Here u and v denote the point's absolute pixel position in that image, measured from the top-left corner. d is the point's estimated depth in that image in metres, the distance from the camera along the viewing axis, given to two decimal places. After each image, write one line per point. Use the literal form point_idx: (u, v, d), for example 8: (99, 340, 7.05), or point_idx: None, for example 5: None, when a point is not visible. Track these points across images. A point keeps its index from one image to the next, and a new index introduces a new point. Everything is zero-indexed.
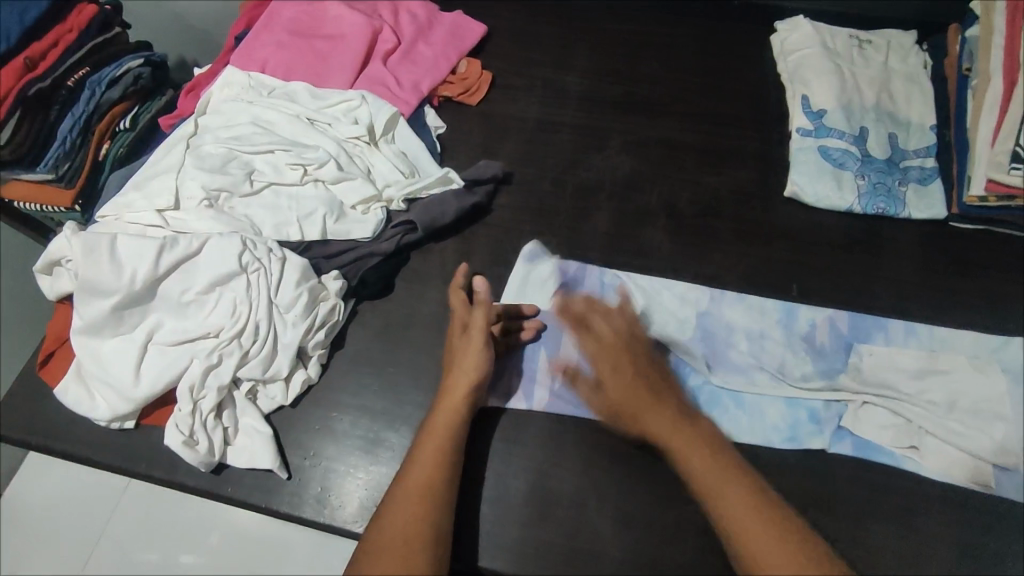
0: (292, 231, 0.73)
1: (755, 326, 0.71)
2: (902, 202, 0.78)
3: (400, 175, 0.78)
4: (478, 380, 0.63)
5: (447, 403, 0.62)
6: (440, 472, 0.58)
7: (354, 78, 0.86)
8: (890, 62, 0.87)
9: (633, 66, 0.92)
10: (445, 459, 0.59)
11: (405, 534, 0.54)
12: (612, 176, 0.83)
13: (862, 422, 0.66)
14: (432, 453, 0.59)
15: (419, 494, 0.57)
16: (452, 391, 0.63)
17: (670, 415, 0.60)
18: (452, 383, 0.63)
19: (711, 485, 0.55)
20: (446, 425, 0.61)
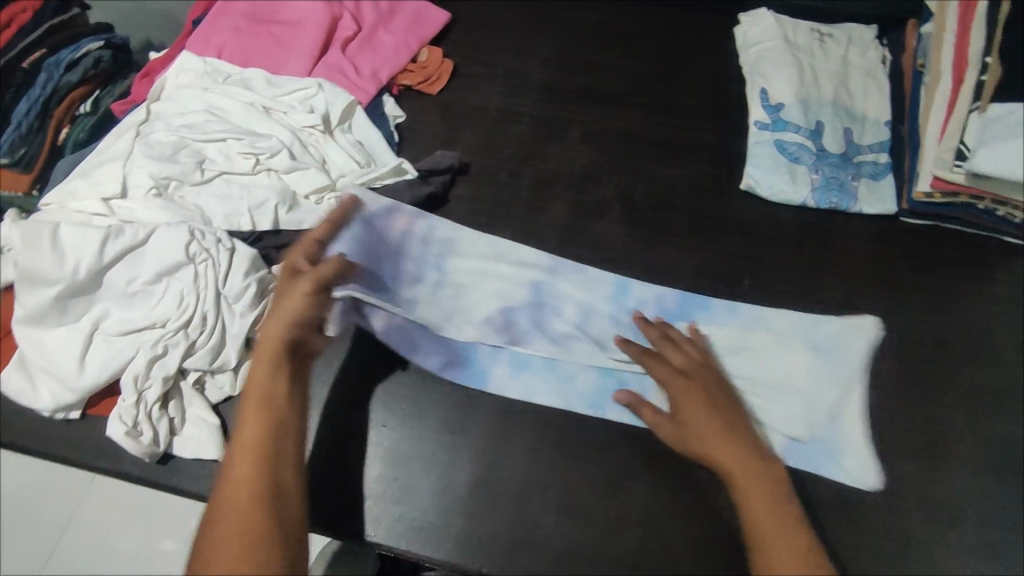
0: (243, 221, 0.72)
1: (621, 312, 0.73)
2: (854, 197, 0.78)
3: (356, 165, 0.78)
4: (287, 330, 0.60)
5: (269, 340, 0.60)
6: (266, 418, 0.56)
7: (311, 66, 0.85)
8: (850, 56, 0.88)
9: (595, 56, 0.92)
10: (267, 402, 0.56)
11: (249, 472, 0.53)
12: (569, 167, 0.83)
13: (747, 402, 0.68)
14: (257, 384, 0.57)
15: (253, 427, 0.55)
16: (266, 335, 0.60)
17: (739, 452, 0.58)
18: (269, 330, 0.60)
19: (770, 530, 0.54)
20: (265, 357, 0.59)
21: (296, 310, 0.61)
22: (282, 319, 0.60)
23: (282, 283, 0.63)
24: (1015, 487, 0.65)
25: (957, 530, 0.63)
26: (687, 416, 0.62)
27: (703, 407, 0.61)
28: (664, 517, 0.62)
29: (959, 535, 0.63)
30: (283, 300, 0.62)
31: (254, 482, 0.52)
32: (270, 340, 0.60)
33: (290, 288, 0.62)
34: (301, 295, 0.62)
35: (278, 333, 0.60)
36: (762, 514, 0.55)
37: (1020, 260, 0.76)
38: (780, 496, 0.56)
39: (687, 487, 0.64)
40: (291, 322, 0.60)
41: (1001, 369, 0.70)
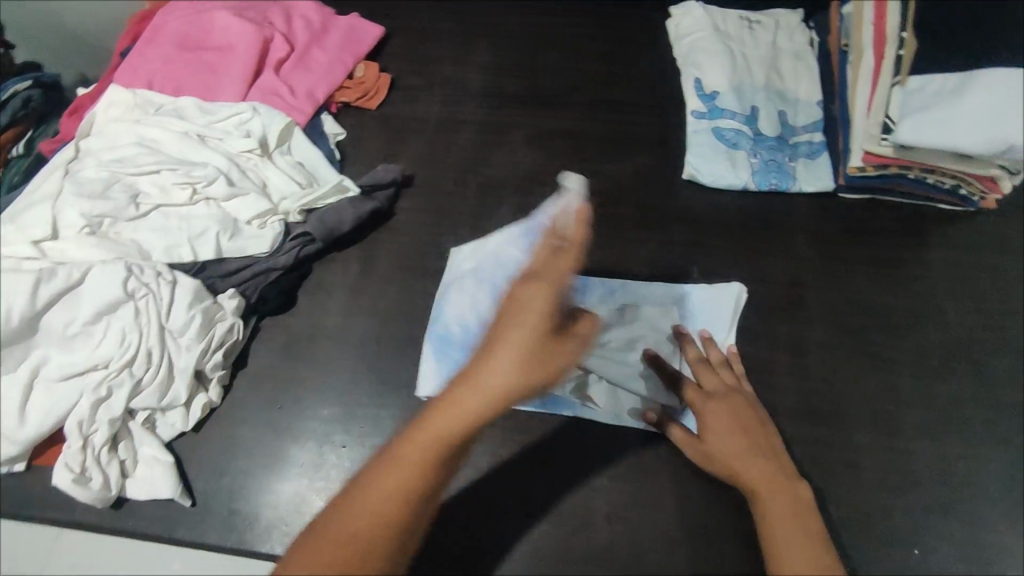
0: (184, 253, 0.71)
1: (494, 298, 0.72)
2: (793, 178, 0.80)
3: (297, 186, 0.77)
4: (518, 392, 0.46)
5: (464, 398, 0.46)
6: (431, 467, 0.46)
7: (245, 90, 0.84)
8: (778, 41, 0.90)
9: (532, 59, 0.92)
10: (426, 461, 0.46)
11: (363, 534, 0.44)
12: (513, 171, 0.83)
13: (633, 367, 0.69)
14: (446, 434, 0.46)
15: (418, 486, 0.46)
16: (478, 387, 0.46)
17: (769, 476, 0.56)
18: (492, 383, 0.46)
19: (792, 548, 0.51)
20: (463, 410, 0.46)
21: (517, 376, 0.46)
22: (514, 379, 0.45)
23: (509, 329, 0.47)
24: (969, 446, 0.66)
25: (912, 495, 0.64)
26: (713, 439, 0.60)
27: (735, 430, 0.60)
28: (626, 509, 0.64)
29: (913, 499, 0.64)
30: (485, 352, 0.47)
31: (357, 571, 0.43)
32: (489, 399, 0.46)
33: (546, 344, 0.47)
34: (548, 360, 0.47)
35: (510, 389, 0.46)
36: (788, 534, 0.52)
37: (955, 225, 0.78)
38: (812, 528, 0.53)
39: (649, 477, 0.65)
40: (519, 390, 0.46)
41: (945, 333, 0.72)
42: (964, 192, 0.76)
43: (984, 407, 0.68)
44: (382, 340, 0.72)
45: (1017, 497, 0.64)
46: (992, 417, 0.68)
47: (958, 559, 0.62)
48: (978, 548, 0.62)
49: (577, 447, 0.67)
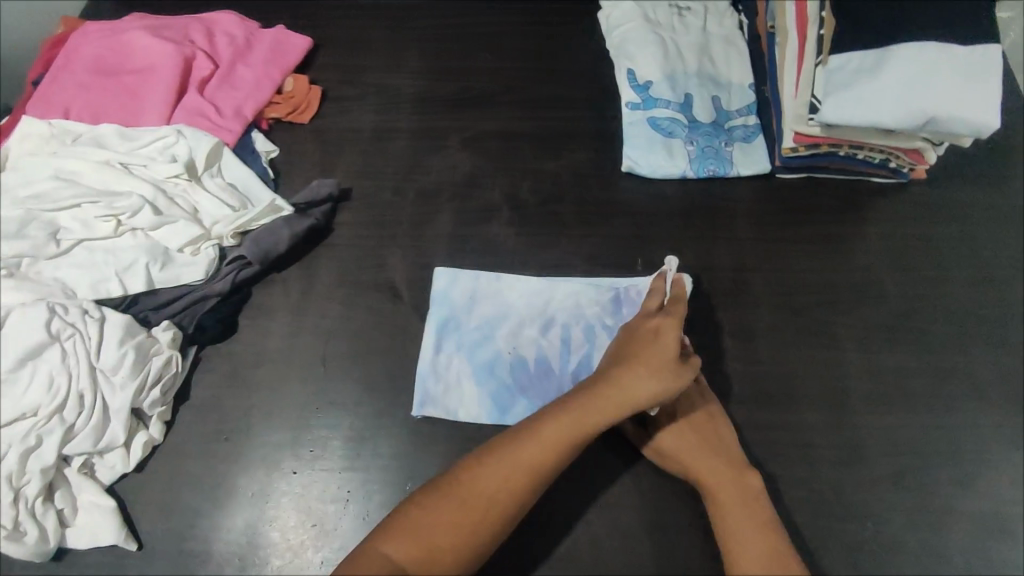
0: (112, 287, 0.68)
1: (474, 301, 0.73)
2: (730, 162, 0.80)
3: (229, 210, 0.74)
4: (649, 400, 0.58)
5: (614, 395, 0.58)
6: (549, 461, 0.56)
7: (169, 112, 0.82)
8: (708, 27, 0.90)
9: (465, 61, 0.91)
10: (560, 450, 0.56)
11: (478, 506, 0.54)
12: (452, 176, 0.82)
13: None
14: (566, 434, 0.56)
15: (531, 478, 0.56)
16: (622, 393, 0.58)
17: (715, 470, 0.61)
18: (636, 388, 0.58)
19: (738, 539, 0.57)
20: (592, 416, 0.57)
21: (657, 391, 0.58)
22: (631, 396, 0.58)
23: (656, 350, 0.60)
24: (914, 416, 0.68)
25: (862, 467, 0.65)
26: (665, 433, 0.64)
27: (682, 430, 0.63)
28: (585, 510, 0.63)
29: (863, 472, 0.65)
30: (620, 362, 0.60)
31: (459, 534, 0.53)
32: (628, 406, 0.58)
33: (678, 369, 0.59)
34: (677, 382, 0.59)
35: (610, 404, 0.58)
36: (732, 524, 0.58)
37: (889, 198, 0.79)
38: (757, 515, 0.58)
39: (605, 476, 0.65)
40: (647, 398, 0.58)
41: (886, 305, 0.73)
42: (893, 165, 0.77)
43: (926, 376, 0.69)
44: (327, 359, 0.71)
45: (963, 462, 0.65)
46: (934, 385, 0.69)
47: (910, 528, 0.63)
48: (929, 515, 0.63)
49: None
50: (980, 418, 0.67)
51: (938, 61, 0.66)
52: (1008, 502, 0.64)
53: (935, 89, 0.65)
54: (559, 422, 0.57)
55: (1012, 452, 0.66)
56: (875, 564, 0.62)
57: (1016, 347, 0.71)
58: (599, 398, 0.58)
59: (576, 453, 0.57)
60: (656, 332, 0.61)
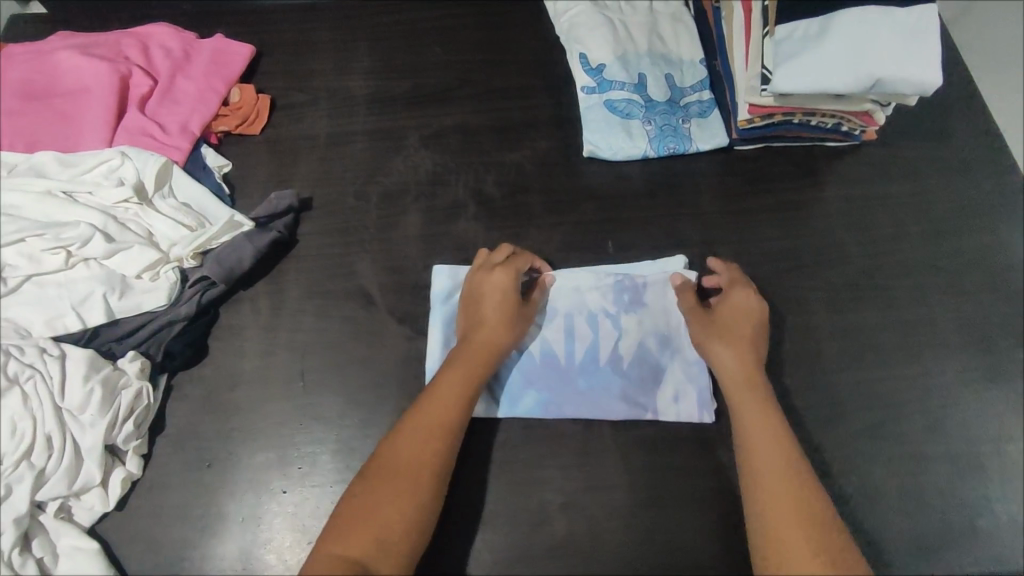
0: (68, 322, 0.65)
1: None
2: (689, 138, 0.81)
3: (185, 229, 0.72)
4: (509, 341, 0.66)
5: (475, 352, 0.64)
6: (453, 417, 0.60)
7: (110, 134, 0.78)
8: (654, 5, 0.90)
9: (415, 57, 0.90)
10: (459, 404, 0.61)
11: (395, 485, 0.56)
12: (415, 175, 0.81)
13: (609, 356, 0.70)
14: (451, 394, 0.61)
15: (438, 439, 0.59)
16: (489, 341, 0.65)
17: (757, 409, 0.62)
18: (493, 335, 0.66)
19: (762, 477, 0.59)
20: (463, 374, 0.63)
21: (512, 333, 0.66)
22: (491, 347, 0.65)
23: (499, 295, 0.67)
24: (886, 369, 0.70)
25: (842, 425, 0.68)
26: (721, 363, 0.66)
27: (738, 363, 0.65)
28: (581, 496, 0.64)
29: (844, 428, 0.67)
30: (472, 325, 0.66)
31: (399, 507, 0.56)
32: (496, 349, 0.65)
33: (519, 309, 0.68)
34: (521, 323, 0.67)
35: (472, 360, 0.64)
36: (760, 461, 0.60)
37: (843, 161, 0.82)
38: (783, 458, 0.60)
39: (598, 459, 0.65)
40: (510, 338, 0.66)
41: (849, 265, 0.76)
42: (845, 128, 0.79)
43: (893, 329, 0.72)
44: (306, 373, 0.69)
45: (934, 409, 0.68)
46: (901, 337, 0.72)
47: (891, 476, 0.65)
48: (908, 462, 0.66)
49: (523, 443, 0.66)
50: (946, 364, 0.70)
51: (881, 23, 0.68)
52: (978, 441, 0.67)
53: (880, 51, 0.67)
54: (438, 389, 0.62)
55: (977, 394, 0.69)
56: (862, 513, 0.64)
57: (973, 293, 0.74)
58: (463, 358, 0.64)
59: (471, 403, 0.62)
60: (493, 293, 0.67)
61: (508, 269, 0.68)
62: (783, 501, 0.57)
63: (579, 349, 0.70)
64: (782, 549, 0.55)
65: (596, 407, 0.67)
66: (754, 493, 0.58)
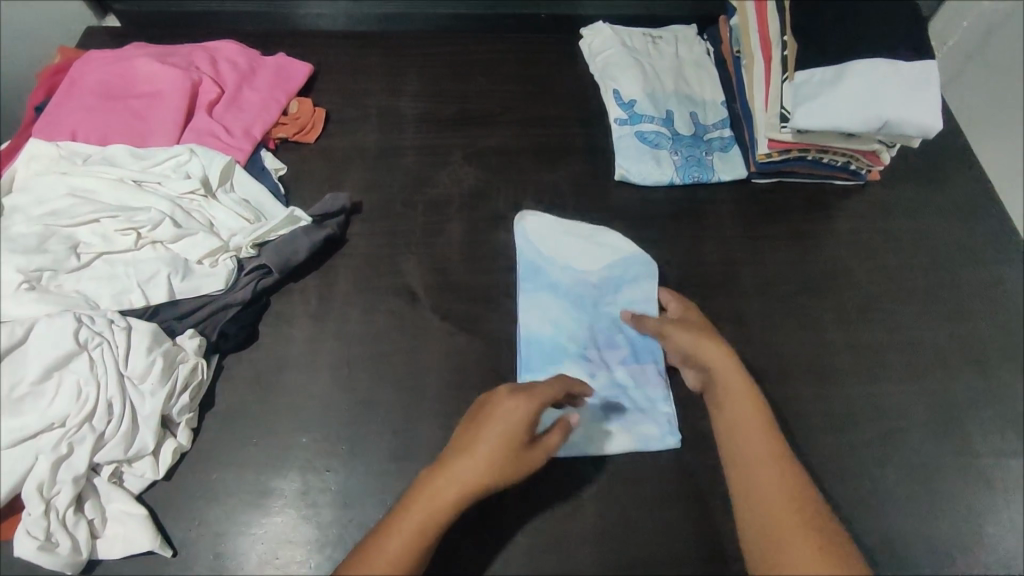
0: (134, 298, 0.69)
1: (633, 269, 0.80)
2: (712, 169, 0.88)
3: (245, 222, 0.77)
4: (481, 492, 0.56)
5: (434, 502, 0.56)
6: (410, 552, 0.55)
7: (179, 133, 0.84)
8: (680, 52, 1.00)
9: (460, 84, 0.98)
10: (417, 535, 0.55)
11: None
12: (459, 188, 0.87)
13: (621, 394, 0.73)
14: (395, 545, 0.54)
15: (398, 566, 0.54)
16: (457, 485, 0.56)
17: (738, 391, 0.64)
18: (463, 481, 0.56)
19: (754, 462, 0.60)
20: (420, 528, 0.55)
21: (486, 483, 0.56)
22: (457, 494, 0.56)
23: (503, 420, 0.57)
24: (893, 384, 0.75)
25: (855, 435, 0.72)
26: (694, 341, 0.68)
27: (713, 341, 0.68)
28: (610, 489, 0.68)
29: (857, 438, 0.72)
30: (462, 470, 0.56)
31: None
32: (461, 494, 0.56)
33: (517, 454, 0.57)
34: (505, 476, 0.57)
35: (433, 516, 0.56)
36: (757, 449, 0.60)
37: (851, 198, 0.89)
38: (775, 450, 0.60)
39: (625, 455, 0.70)
40: (485, 489, 0.56)
41: (858, 289, 0.82)
42: (852, 167, 0.87)
43: (900, 350, 0.78)
44: (352, 362, 0.73)
45: (938, 423, 0.73)
46: (907, 357, 0.77)
47: (900, 482, 0.70)
48: (915, 470, 0.70)
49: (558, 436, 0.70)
50: (949, 383, 0.76)
51: (886, 75, 0.77)
52: (980, 454, 0.72)
53: (887, 97, 0.76)
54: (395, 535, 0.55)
55: (978, 412, 0.74)
56: (873, 517, 0.68)
57: (969, 320, 0.80)
58: (414, 515, 0.55)
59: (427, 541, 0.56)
60: (496, 417, 0.58)
61: (523, 401, 0.58)
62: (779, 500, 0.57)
63: (615, 374, 0.74)
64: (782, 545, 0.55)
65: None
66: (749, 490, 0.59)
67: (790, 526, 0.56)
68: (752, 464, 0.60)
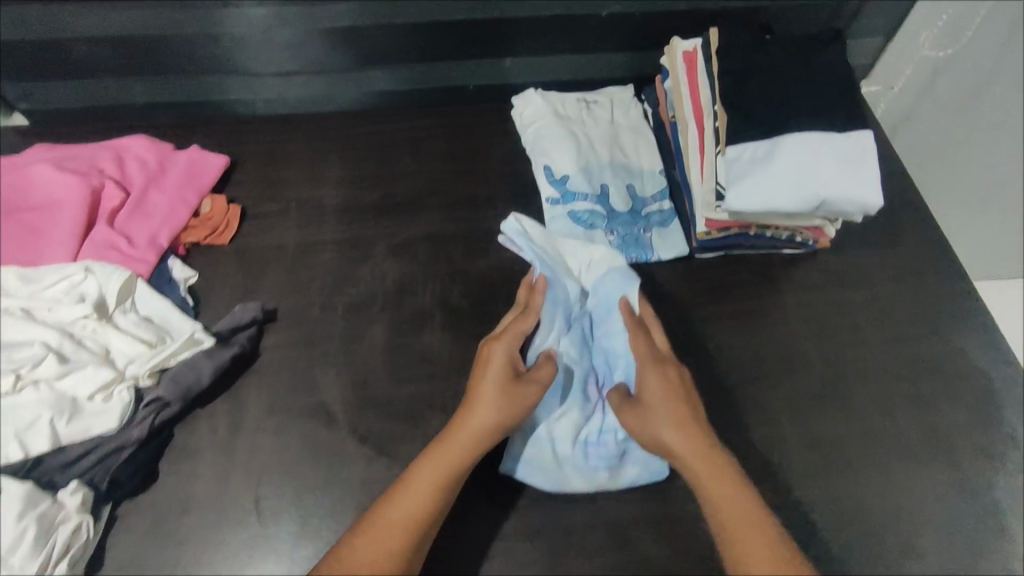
0: (11, 450, 0.63)
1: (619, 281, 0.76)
2: (651, 248, 0.83)
3: (143, 346, 0.71)
4: (500, 427, 0.64)
5: (452, 450, 0.63)
6: (420, 518, 0.60)
7: (77, 247, 0.78)
8: (616, 118, 0.94)
9: (386, 166, 0.93)
10: (438, 489, 0.62)
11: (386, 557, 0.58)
12: (381, 285, 0.81)
13: (613, 442, 0.71)
14: (410, 509, 0.60)
15: (396, 549, 0.58)
16: (473, 430, 0.64)
17: (710, 463, 0.63)
18: (479, 425, 0.64)
19: (742, 546, 0.59)
20: (450, 462, 0.63)
21: (500, 420, 0.64)
22: (474, 439, 0.64)
23: (493, 367, 0.67)
24: (849, 484, 0.70)
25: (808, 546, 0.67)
26: (655, 409, 0.66)
27: (676, 402, 0.66)
28: None
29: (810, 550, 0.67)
30: (472, 412, 0.65)
31: None
32: (477, 435, 0.64)
33: (514, 389, 0.65)
34: (516, 406, 0.65)
35: (457, 462, 0.63)
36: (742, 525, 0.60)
37: (800, 268, 0.84)
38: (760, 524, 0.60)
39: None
40: (502, 424, 0.64)
41: (811, 373, 0.76)
42: (799, 239, 0.82)
43: (856, 442, 0.73)
44: (261, 499, 0.67)
45: (895, 527, 0.68)
46: (862, 451, 0.72)
47: None
48: None
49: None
50: (907, 477, 0.71)
51: (820, 151, 0.72)
52: (941, 560, 0.67)
53: (824, 175, 0.71)
54: (424, 467, 0.62)
55: (937, 511, 0.69)
56: None
57: (932, 401, 0.75)
58: (433, 466, 0.62)
59: (454, 489, 0.63)
60: (489, 368, 0.67)
61: (501, 347, 0.68)
62: None
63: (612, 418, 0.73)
64: None
65: (561, 447, 0.71)
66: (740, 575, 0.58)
67: None
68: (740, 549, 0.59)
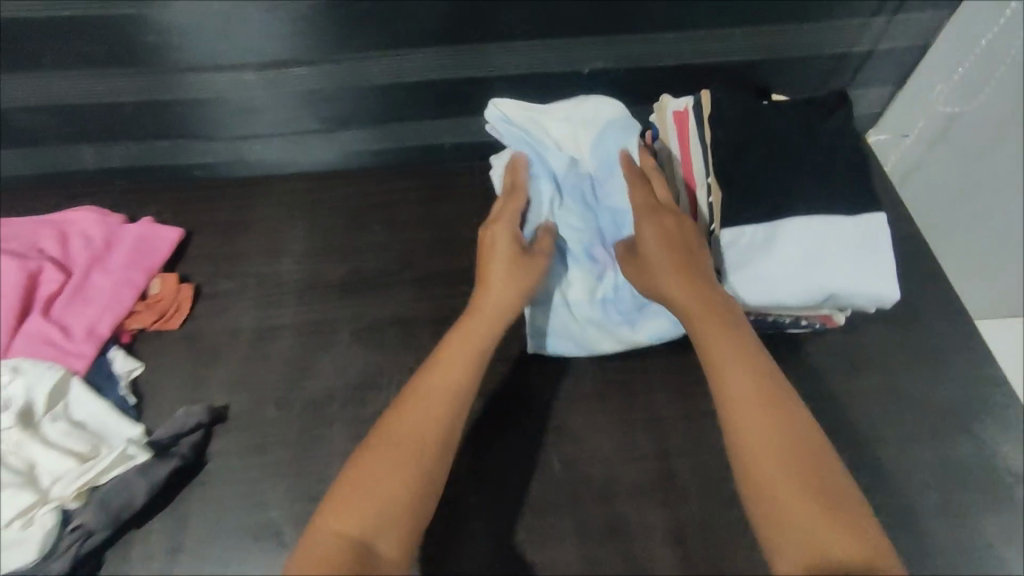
0: None
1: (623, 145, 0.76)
2: None
3: (72, 460, 0.64)
4: (513, 304, 0.67)
5: (468, 336, 0.65)
6: (435, 393, 0.61)
7: (5, 341, 0.70)
8: None
9: (355, 236, 0.86)
10: (455, 368, 0.63)
11: (402, 445, 0.57)
12: (344, 376, 0.74)
13: (628, 298, 0.74)
14: (425, 395, 0.61)
15: (411, 429, 0.58)
16: (482, 312, 0.67)
17: (739, 366, 0.59)
18: (489, 303, 0.67)
19: (754, 430, 0.55)
20: (464, 346, 0.65)
21: (509, 291, 0.67)
22: (484, 319, 0.66)
23: (495, 236, 0.71)
24: None
25: None
26: (667, 285, 0.64)
27: (690, 277, 0.64)
28: None
29: None
30: (481, 294, 0.68)
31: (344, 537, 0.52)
32: (488, 313, 0.67)
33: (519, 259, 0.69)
34: (520, 272, 0.68)
35: (469, 344, 0.65)
36: (749, 403, 0.57)
37: (806, 350, 0.76)
38: (781, 416, 0.56)
39: None
40: (511, 303, 0.67)
41: None
42: (802, 321, 0.74)
43: None
44: None
45: None
46: None
47: None
48: None
49: None
50: None
51: (828, 236, 0.65)
52: None
53: (831, 264, 0.64)
54: (441, 358, 0.64)
55: None
56: None
57: (952, 509, 0.68)
58: (449, 357, 0.64)
59: (471, 370, 0.63)
60: (493, 240, 0.71)
61: (498, 227, 0.72)
62: (781, 465, 0.53)
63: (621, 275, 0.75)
64: (787, 518, 0.51)
65: (573, 297, 0.74)
66: (745, 452, 0.55)
67: (793, 485, 0.52)
68: (743, 415, 0.56)
